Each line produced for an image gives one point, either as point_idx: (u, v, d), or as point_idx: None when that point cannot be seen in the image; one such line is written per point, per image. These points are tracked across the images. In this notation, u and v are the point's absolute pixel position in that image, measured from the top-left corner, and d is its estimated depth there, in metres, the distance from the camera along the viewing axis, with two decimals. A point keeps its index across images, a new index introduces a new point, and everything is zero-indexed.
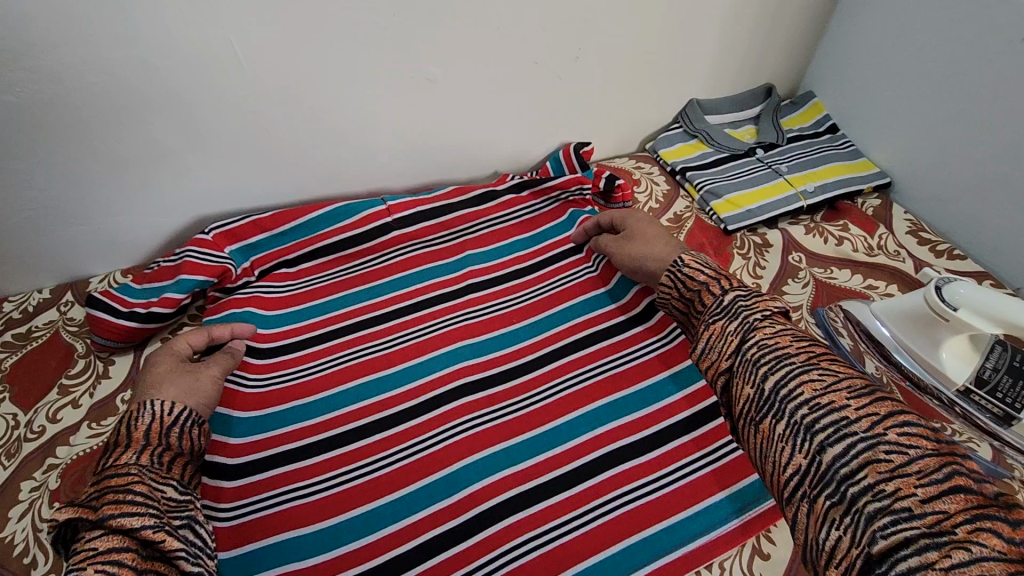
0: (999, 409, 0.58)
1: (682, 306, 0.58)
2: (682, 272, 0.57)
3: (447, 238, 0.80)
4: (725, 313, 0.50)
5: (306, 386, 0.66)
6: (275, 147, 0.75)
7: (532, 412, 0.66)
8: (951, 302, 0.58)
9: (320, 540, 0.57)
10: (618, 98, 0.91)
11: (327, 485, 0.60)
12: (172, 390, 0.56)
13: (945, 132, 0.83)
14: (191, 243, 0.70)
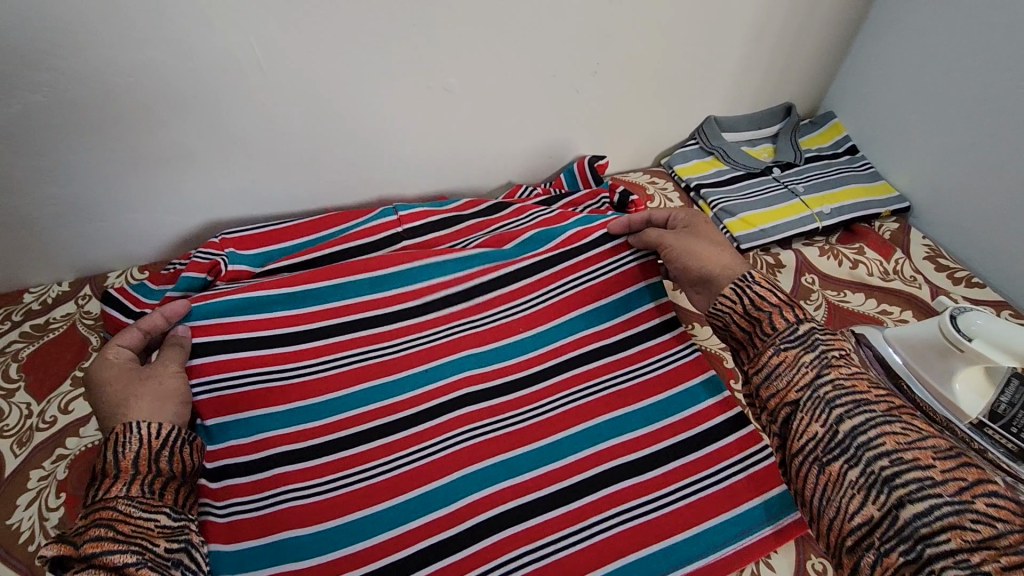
0: (1013, 444, 0.57)
1: (743, 324, 0.57)
2: (751, 290, 0.58)
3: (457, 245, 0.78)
4: (799, 341, 0.52)
5: (310, 385, 0.64)
6: (293, 151, 0.77)
7: (534, 426, 0.65)
8: (965, 332, 0.57)
9: (318, 542, 0.57)
10: (634, 113, 0.91)
11: (328, 487, 0.60)
12: (142, 405, 0.57)
13: (968, 158, 0.82)
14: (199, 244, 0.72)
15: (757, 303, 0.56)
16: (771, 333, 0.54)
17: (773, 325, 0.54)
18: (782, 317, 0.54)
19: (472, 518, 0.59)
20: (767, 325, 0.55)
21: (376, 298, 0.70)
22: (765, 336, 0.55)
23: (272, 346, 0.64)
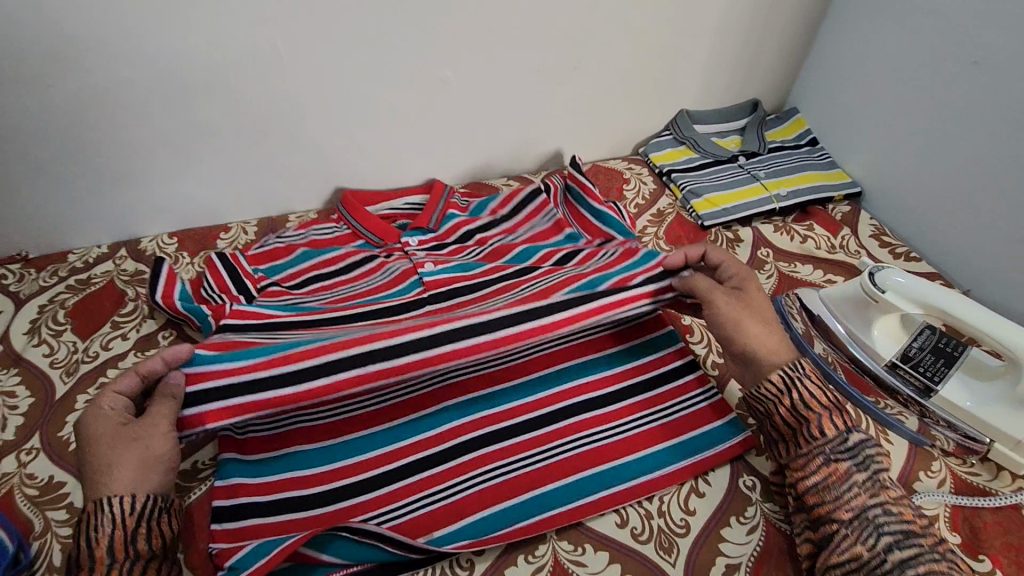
0: (919, 382, 0.68)
1: (789, 421, 0.59)
2: (801, 386, 0.59)
3: (471, 254, 0.85)
4: (852, 458, 0.55)
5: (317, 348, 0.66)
6: (307, 129, 0.89)
7: (510, 367, 0.72)
8: (880, 285, 0.67)
9: (324, 454, 0.65)
10: (612, 106, 1.02)
11: (332, 413, 0.67)
12: (124, 475, 0.54)
13: (902, 144, 0.91)
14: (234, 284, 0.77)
15: (808, 400, 0.58)
16: (820, 438, 0.57)
17: (822, 429, 0.57)
18: (833, 422, 0.57)
19: (449, 441, 0.66)
20: (816, 429, 0.57)
21: (370, 334, 0.63)
22: (810, 440, 0.57)
23: (257, 392, 0.60)
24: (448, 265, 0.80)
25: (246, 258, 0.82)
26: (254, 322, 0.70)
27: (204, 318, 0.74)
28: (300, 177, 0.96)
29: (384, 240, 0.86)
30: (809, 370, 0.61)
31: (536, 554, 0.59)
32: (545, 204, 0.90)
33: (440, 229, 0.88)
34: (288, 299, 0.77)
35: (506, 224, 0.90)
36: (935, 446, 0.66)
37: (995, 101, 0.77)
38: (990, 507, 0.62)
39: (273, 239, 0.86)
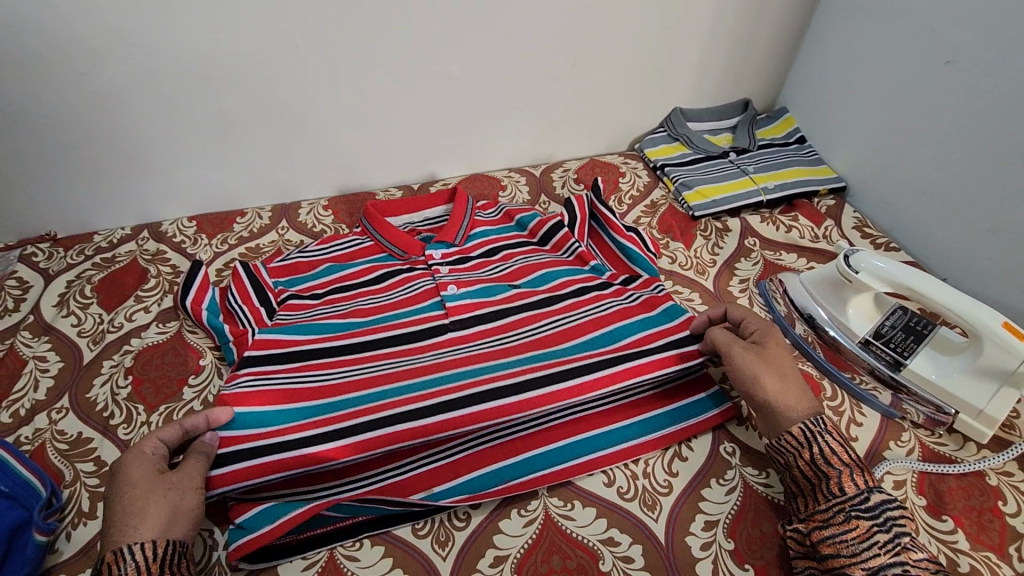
0: (890, 357, 0.72)
1: (808, 475, 0.57)
2: (823, 441, 0.58)
3: (495, 271, 0.83)
4: (873, 514, 0.53)
5: (340, 386, 0.65)
6: (319, 119, 0.95)
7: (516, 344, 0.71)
8: (854, 266, 0.71)
9: (319, 409, 0.63)
10: (608, 103, 1.07)
11: (342, 374, 0.67)
12: (151, 522, 0.52)
13: (882, 140, 0.96)
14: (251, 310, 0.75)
15: (828, 456, 0.57)
16: (839, 494, 0.55)
17: (842, 486, 0.55)
18: (851, 481, 0.55)
19: (448, 395, 0.64)
20: (835, 486, 0.55)
21: (404, 398, 0.64)
22: (828, 496, 0.55)
23: (279, 452, 0.59)
24: (471, 290, 0.78)
25: (268, 271, 0.83)
26: (279, 351, 0.69)
27: (227, 342, 0.75)
28: (312, 165, 1.01)
29: (407, 252, 0.85)
30: (831, 428, 0.59)
31: (528, 508, 0.64)
32: (570, 236, 0.88)
33: (464, 244, 0.86)
34: (309, 313, 0.76)
35: (529, 249, 0.88)
36: (905, 419, 0.71)
37: (967, 97, 0.82)
38: (954, 472, 0.65)
39: (295, 253, 0.86)
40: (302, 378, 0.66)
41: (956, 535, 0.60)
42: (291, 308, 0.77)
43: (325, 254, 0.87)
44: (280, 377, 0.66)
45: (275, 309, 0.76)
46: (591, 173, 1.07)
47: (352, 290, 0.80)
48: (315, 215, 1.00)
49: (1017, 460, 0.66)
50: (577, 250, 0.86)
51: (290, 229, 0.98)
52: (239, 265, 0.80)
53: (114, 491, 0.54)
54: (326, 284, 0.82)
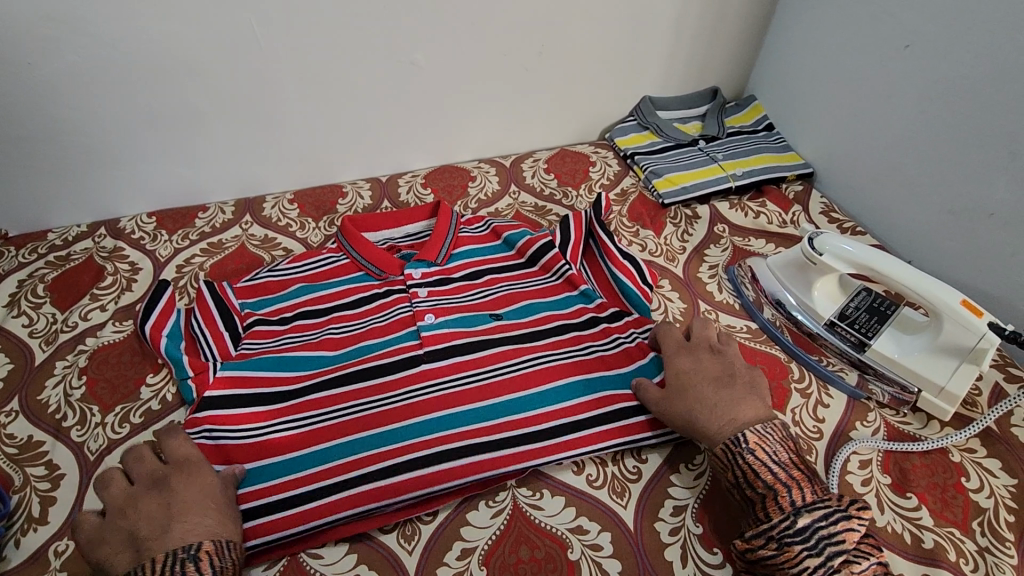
0: (855, 337, 0.73)
1: (741, 500, 0.56)
2: (744, 464, 0.56)
3: (477, 296, 0.81)
4: (800, 535, 0.50)
5: (319, 433, 0.65)
6: (283, 110, 0.92)
7: (477, 389, 0.68)
8: (818, 248, 0.72)
9: (288, 463, 0.62)
10: (578, 91, 1.07)
11: (312, 421, 0.66)
12: (209, 523, 0.54)
13: (850, 124, 0.96)
14: (213, 343, 0.73)
15: (750, 478, 0.55)
16: (767, 518, 0.52)
17: (768, 511, 0.52)
18: (777, 504, 0.52)
19: (404, 458, 0.63)
20: (761, 511, 0.53)
21: (379, 453, 0.63)
22: (757, 521, 0.53)
23: (253, 517, 0.59)
24: (450, 319, 0.76)
25: (233, 291, 0.82)
26: (248, 391, 0.69)
27: (184, 377, 0.70)
28: (276, 158, 0.99)
29: (384, 270, 0.84)
30: (753, 444, 0.56)
31: (496, 500, 0.63)
32: (559, 257, 0.85)
33: (446, 264, 0.86)
34: (277, 340, 0.76)
35: (516, 273, 0.86)
36: (870, 400, 0.71)
37: (927, 81, 0.82)
38: (918, 450, 0.66)
39: (263, 273, 0.84)
40: (275, 425, 0.66)
41: (920, 511, 0.61)
42: (258, 336, 0.76)
43: (297, 274, 0.85)
44: (252, 430, 0.65)
45: (240, 337, 0.75)
46: (561, 163, 1.07)
47: (325, 315, 0.80)
48: (279, 209, 0.98)
49: (978, 436, 0.67)
50: (566, 273, 0.83)
51: (254, 223, 0.95)
52: (203, 284, 0.79)
53: (187, 490, 0.57)
54: (293, 308, 0.80)
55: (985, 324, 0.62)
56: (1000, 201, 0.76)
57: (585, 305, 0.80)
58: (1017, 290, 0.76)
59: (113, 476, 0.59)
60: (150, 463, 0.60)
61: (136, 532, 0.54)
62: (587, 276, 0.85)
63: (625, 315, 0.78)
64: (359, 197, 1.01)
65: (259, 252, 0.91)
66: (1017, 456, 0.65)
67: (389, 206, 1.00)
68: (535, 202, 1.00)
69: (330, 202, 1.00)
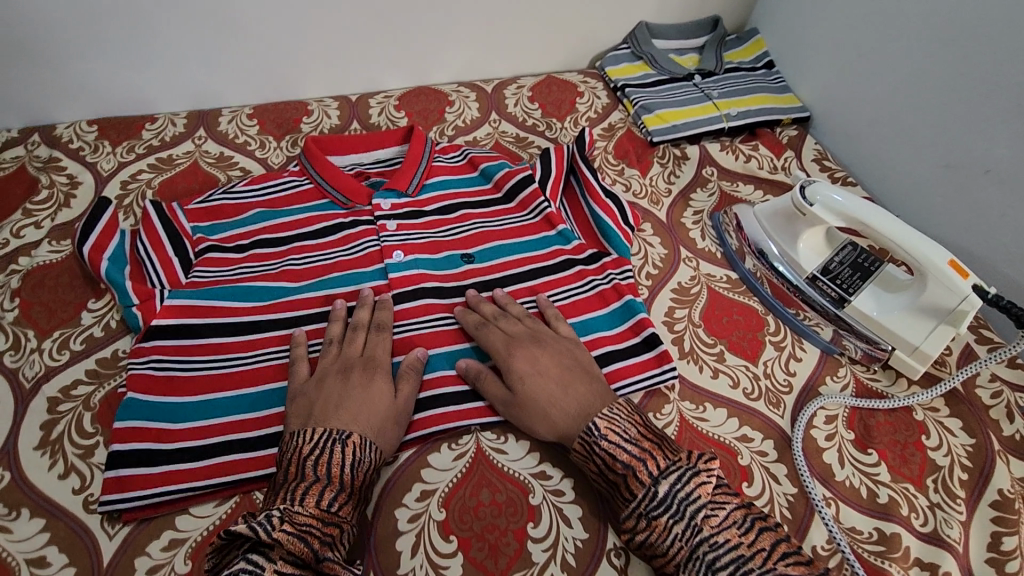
0: (835, 293, 0.71)
1: (604, 487, 0.53)
2: (598, 450, 0.52)
3: (449, 233, 0.77)
4: (661, 506, 0.47)
5: (279, 369, 0.63)
6: (238, 10, 0.83)
7: (444, 331, 0.67)
8: (810, 199, 0.68)
9: (245, 401, 0.60)
10: (569, 10, 0.98)
11: (269, 356, 0.64)
12: (353, 414, 0.55)
13: (853, 66, 0.91)
14: (161, 267, 0.68)
15: (609, 463, 0.51)
16: (632, 498, 0.49)
17: (630, 490, 0.49)
18: (637, 479, 0.49)
19: None
20: (625, 491, 0.50)
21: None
22: (625, 501, 0.50)
23: (203, 457, 0.56)
24: (420, 258, 0.73)
25: (185, 214, 0.76)
26: (200, 320, 0.65)
27: (127, 305, 0.64)
28: (233, 67, 0.89)
29: (350, 200, 0.79)
30: (603, 429, 0.53)
31: (458, 443, 0.61)
32: (539, 193, 0.80)
33: (418, 196, 0.80)
34: (232, 269, 0.71)
35: (492, 208, 0.80)
36: (843, 355, 0.70)
37: (941, 21, 0.77)
38: (884, 408, 0.66)
39: (218, 195, 0.78)
40: (229, 359, 0.63)
41: (879, 467, 0.62)
42: (210, 263, 0.71)
43: (254, 198, 0.79)
44: (199, 363, 0.62)
45: (192, 264, 0.70)
46: (546, 91, 1.00)
47: (284, 244, 0.75)
48: (237, 124, 0.89)
49: (943, 396, 0.67)
50: (544, 211, 0.79)
51: (208, 138, 0.87)
52: (149, 203, 0.73)
53: (359, 387, 0.58)
54: (249, 235, 0.75)
55: (969, 286, 0.61)
56: (998, 157, 0.73)
57: (563, 246, 0.76)
58: (999, 252, 0.75)
59: (333, 335, 0.64)
60: (356, 347, 0.63)
61: (315, 405, 0.56)
62: (566, 215, 0.81)
63: (604, 258, 0.75)
64: (326, 115, 0.92)
65: (214, 171, 0.83)
66: (977, 417, 0.66)
67: (358, 128, 0.92)
68: (517, 133, 0.94)
69: (294, 119, 0.91)
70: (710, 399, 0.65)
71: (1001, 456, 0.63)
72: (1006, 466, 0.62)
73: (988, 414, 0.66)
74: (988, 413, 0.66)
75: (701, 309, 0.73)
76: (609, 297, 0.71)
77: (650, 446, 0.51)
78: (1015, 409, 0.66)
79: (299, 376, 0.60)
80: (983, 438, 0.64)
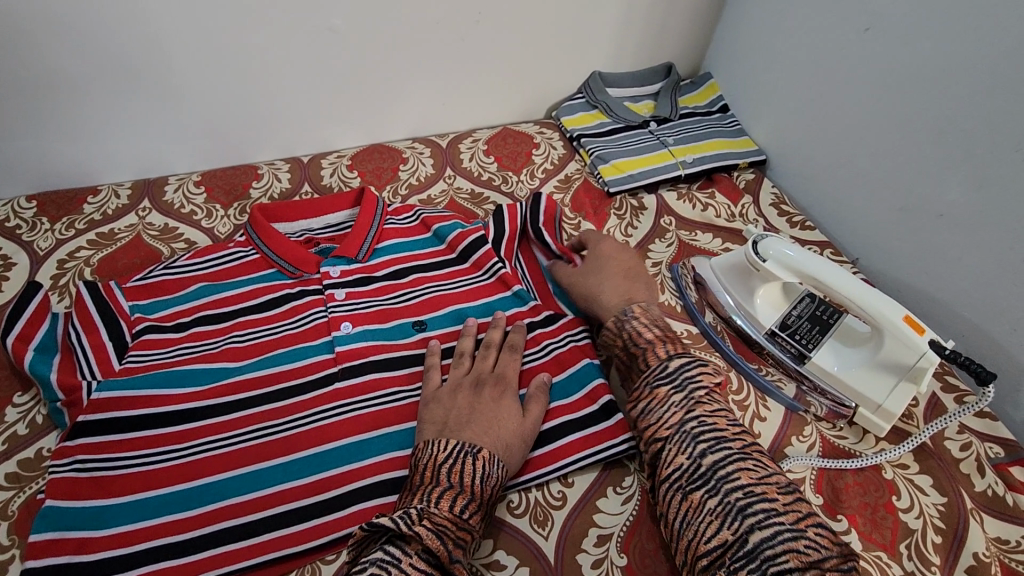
0: (794, 349, 0.69)
1: (624, 358, 0.64)
2: (628, 328, 0.64)
3: (401, 299, 0.74)
4: (667, 378, 0.58)
5: (214, 462, 0.60)
6: (183, 79, 0.82)
7: (393, 409, 0.65)
8: (762, 254, 0.67)
9: (175, 501, 0.57)
10: (522, 65, 0.98)
11: (203, 448, 0.61)
12: (483, 428, 0.58)
13: (806, 111, 0.91)
14: (92, 356, 0.64)
15: (634, 341, 0.63)
16: (647, 368, 0.60)
17: (645, 362, 0.60)
18: (653, 355, 0.60)
19: (305, 498, 0.59)
20: (641, 362, 0.61)
21: (283, 488, 0.59)
22: (640, 372, 0.61)
23: (126, 568, 0.54)
24: (370, 330, 0.70)
25: (122, 292, 0.71)
26: (130, 412, 0.62)
27: (54, 405, 0.62)
28: (181, 136, 0.88)
29: (298, 267, 0.76)
30: (637, 315, 0.65)
31: None
32: (493, 255, 0.78)
33: (369, 261, 0.78)
34: (170, 351, 0.68)
35: (446, 269, 0.78)
36: (808, 412, 0.68)
37: (884, 69, 0.77)
38: (852, 468, 0.64)
39: (158, 269, 0.75)
40: (159, 454, 0.60)
41: (849, 535, 0.59)
42: (147, 346, 0.67)
43: (196, 271, 0.76)
44: (126, 460, 0.59)
45: (127, 347, 0.67)
46: (502, 143, 0.99)
47: (228, 320, 0.72)
48: (182, 193, 0.87)
49: (912, 452, 0.65)
50: (500, 271, 0.77)
51: (152, 210, 0.85)
52: (81, 284, 0.69)
53: (491, 406, 0.60)
54: (191, 312, 0.72)
55: (926, 342, 0.59)
56: (950, 202, 0.72)
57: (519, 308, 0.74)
58: (958, 296, 0.73)
59: (466, 349, 0.68)
60: (487, 363, 0.66)
61: (448, 418, 0.59)
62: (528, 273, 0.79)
63: (561, 320, 0.73)
64: (276, 180, 0.91)
65: (157, 244, 0.81)
66: (948, 473, 0.64)
67: (309, 191, 0.90)
68: (472, 189, 0.92)
69: (242, 185, 0.89)
70: None
71: (974, 515, 0.61)
72: (980, 526, 0.60)
73: (959, 469, 0.64)
74: (959, 468, 0.64)
75: None
76: (565, 362, 0.69)
77: (673, 337, 0.62)
78: (985, 463, 0.64)
79: (433, 384, 0.65)
80: (955, 497, 0.62)
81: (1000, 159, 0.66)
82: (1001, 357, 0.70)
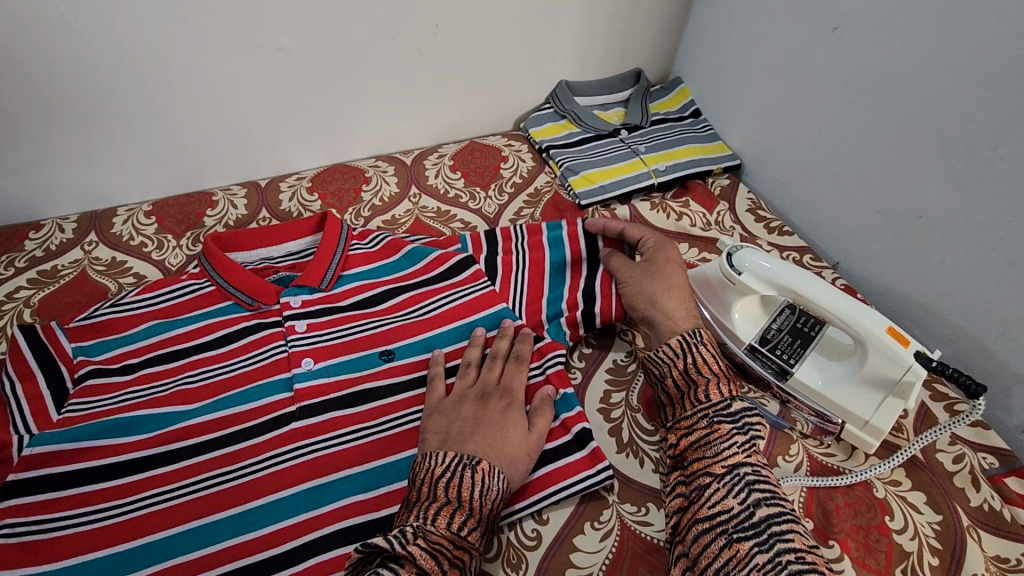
0: (777, 365, 0.66)
1: (674, 383, 0.60)
2: (697, 351, 0.60)
3: (367, 328, 0.70)
4: (733, 418, 0.55)
5: (158, 517, 0.56)
6: (127, 107, 0.78)
7: (356, 447, 0.61)
8: (737, 267, 0.64)
9: (115, 564, 0.53)
10: (486, 78, 0.95)
11: (148, 503, 0.56)
12: (485, 440, 0.55)
13: (778, 113, 0.88)
14: (25, 407, 0.60)
15: (700, 364, 0.59)
16: (706, 401, 0.57)
17: (707, 394, 0.57)
18: (717, 389, 0.57)
19: (259, 552, 0.54)
20: (701, 392, 0.57)
21: (234, 543, 0.55)
22: (695, 402, 0.57)
23: None
24: (332, 364, 0.66)
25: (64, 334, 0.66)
26: (68, 468, 0.58)
27: None
28: (129, 165, 0.84)
29: (256, 299, 0.70)
30: (706, 340, 0.62)
31: None
32: (478, 279, 0.74)
33: (332, 290, 0.72)
34: (117, 397, 0.63)
35: (417, 292, 0.74)
36: (794, 429, 0.66)
37: (855, 69, 0.75)
38: (841, 488, 0.61)
39: (103, 307, 0.68)
40: (98, 512, 0.56)
41: (842, 562, 0.55)
42: (90, 393, 0.62)
43: (147, 307, 0.69)
44: (63, 521, 0.55)
45: (67, 396, 0.62)
46: (468, 158, 0.96)
47: (180, 358, 0.66)
48: (132, 225, 0.83)
49: (903, 466, 0.62)
50: (479, 294, 0.73)
51: (99, 243, 0.81)
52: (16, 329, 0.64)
53: (496, 418, 0.58)
54: (142, 351, 0.66)
55: (912, 354, 0.57)
56: (928, 204, 0.70)
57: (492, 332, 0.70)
58: (941, 298, 0.71)
59: (472, 359, 0.66)
60: (493, 374, 0.64)
61: (450, 428, 0.57)
62: (519, 287, 0.75)
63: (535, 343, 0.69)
64: (232, 206, 0.87)
65: (103, 280, 0.77)
66: (942, 488, 0.61)
67: (267, 217, 0.86)
68: (438, 207, 0.89)
69: (196, 214, 0.85)
70: (653, 499, 0.60)
71: (971, 533, 0.58)
72: (978, 544, 0.57)
73: (953, 483, 0.61)
74: (953, 482, 0.61)
75: (638, 391, 0.69)
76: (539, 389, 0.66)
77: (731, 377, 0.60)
78: (980, 475, 0.61)
79: (437, 394, 0.62)
80: (950, 514, 0.59)
81: (977, 157, 0.64)
82: (990, 362, 0.67)
